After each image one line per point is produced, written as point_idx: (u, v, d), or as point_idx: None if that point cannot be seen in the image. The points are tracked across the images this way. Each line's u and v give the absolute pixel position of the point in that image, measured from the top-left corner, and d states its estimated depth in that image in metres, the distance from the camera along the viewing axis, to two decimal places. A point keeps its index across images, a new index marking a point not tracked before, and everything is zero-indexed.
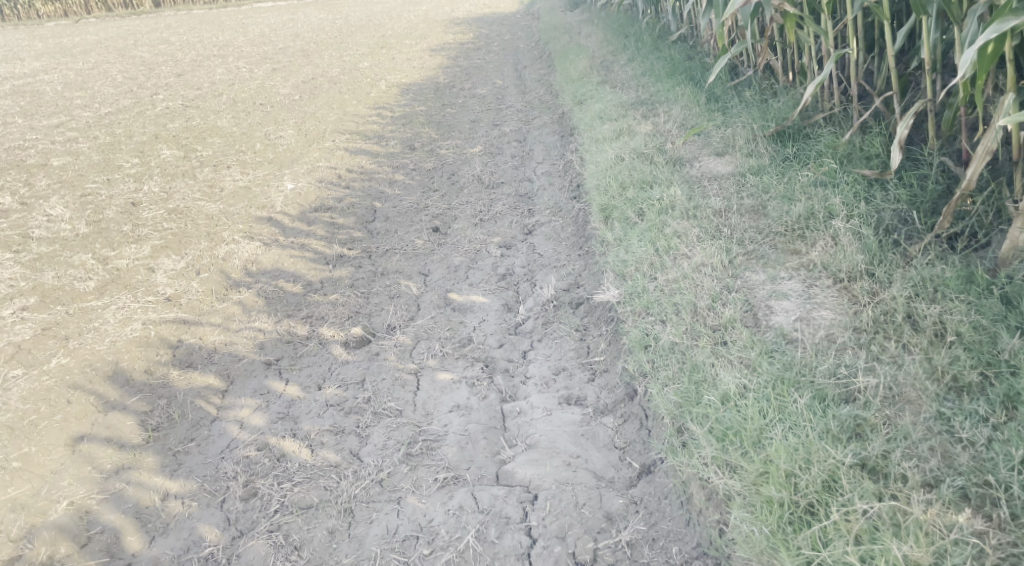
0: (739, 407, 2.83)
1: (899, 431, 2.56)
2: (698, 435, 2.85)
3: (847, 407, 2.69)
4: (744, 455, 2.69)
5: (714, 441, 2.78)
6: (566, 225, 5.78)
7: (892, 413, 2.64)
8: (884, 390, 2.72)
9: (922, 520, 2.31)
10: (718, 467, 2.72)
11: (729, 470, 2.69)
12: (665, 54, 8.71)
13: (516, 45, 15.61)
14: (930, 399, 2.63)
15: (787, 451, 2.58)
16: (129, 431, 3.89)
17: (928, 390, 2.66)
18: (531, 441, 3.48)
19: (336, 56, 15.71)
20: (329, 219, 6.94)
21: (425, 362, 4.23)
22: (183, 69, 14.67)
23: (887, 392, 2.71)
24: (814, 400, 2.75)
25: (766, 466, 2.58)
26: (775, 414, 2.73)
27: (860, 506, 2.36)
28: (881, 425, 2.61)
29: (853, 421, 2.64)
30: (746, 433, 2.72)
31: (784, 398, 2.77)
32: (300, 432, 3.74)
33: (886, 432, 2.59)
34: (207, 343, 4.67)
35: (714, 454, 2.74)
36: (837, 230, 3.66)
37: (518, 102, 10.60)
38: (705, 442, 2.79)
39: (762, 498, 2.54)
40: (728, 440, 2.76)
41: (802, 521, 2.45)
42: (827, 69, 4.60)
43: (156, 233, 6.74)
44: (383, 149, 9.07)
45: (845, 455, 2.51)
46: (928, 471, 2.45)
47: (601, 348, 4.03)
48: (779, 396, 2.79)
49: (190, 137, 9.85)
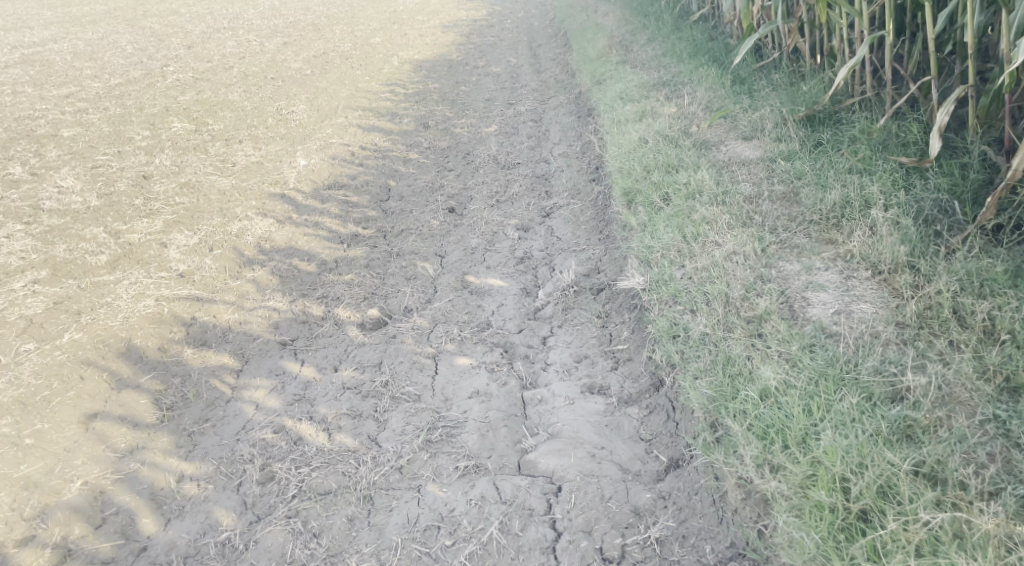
0: (780, 403, 2.72)
1: (952, 434, 2.46)
2: (736, 432, 2.75)
3: (895, 407, 2.59)
4: (785, 454, 2.59)
5: (754, 439, 2.67)
6: (585, 208, 5.66)
7: (943, 414, 2.53)
8: (934, 389, 2.60)
9: (988, 531, 2.22)
10: (759, 467, 2.61)
11: (773, 470, 2.59)
12: (685, 35, 8.54)
13: (530, 23, 15.38)
14: (984, 401, 2.53)
15: (837, 453, 2.48)
16: (142, 410, 3.81)
17: (982, 391, 2.56)
18: (554, 430, 3.39)
19: (348, 30, 15.50)
20: (343, 197, 6.84)
21: (443, 346, 4.13)
22: (193, 41, 14.49)
23: (938, 391, 2.59)
24: (860, 398, 2.64)
25: (814, 468, 2.48)
26: (820, 414, 2.63)
27: (921, 517, 2.26)
28: (933, 426, 2.51)
29: (902, 422, 2.53)
30: (790, 432, 2.62)
31: (829, 397, 2.66)
32: (318, 415, 3.66)
33: (938, 434, 2.49)
34: (221, 321, 4.60)
35: (754, 452, 2.63)
36: (875, 220, 3.54)
37: (533, 81, 10.43)
38: (743, 439, 2.69)
39: (811, 502, 2.44)
40: (770, 439, 2.65)
41: (856, 529, 2.35)
42: (862, 53, 4.48)
43: (167, 208, 6.65)
44: (396, 126, 8.94)
45: (898, 460, 2.41)
46: (989, 479, 2.35)
47: (624, 336, 3.92)
48: (822, 393, 2.68)
49: (201, 110, 9.73)
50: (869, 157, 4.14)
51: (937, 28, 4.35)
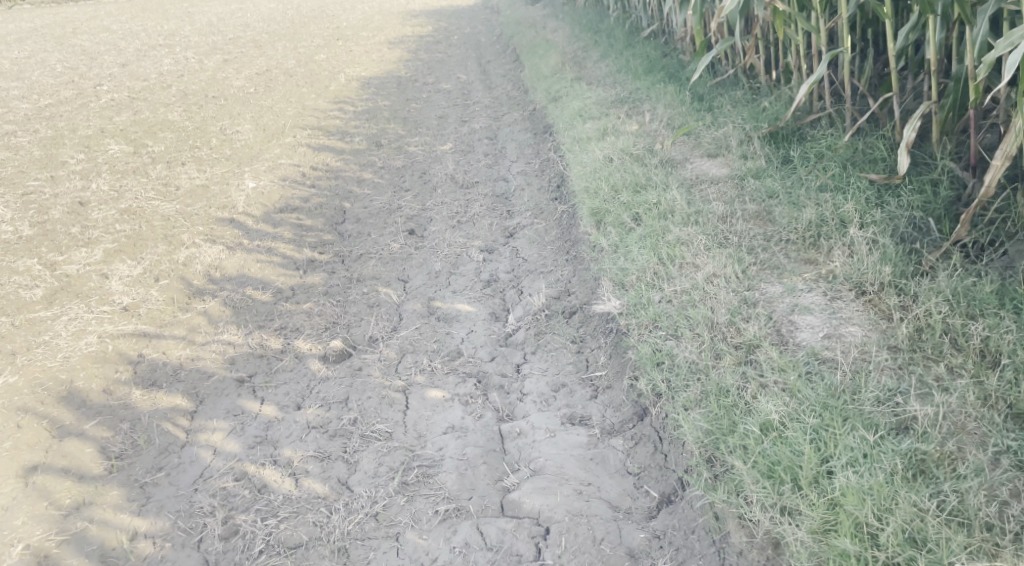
0: (784, 438, 2.59)
1: (968, 466, 2.35)
2: (739, 470, 2.60)
3: (903, 439, 2.48)
4: (794, 494, 2.45)
5: (760, 477, 2.53)
6: (550, 227, 5.55)
7: (955, 446, 2.43)
8: (942, 419, 2.50)
9: None
10: (770, 510, 2.46)
11: (786, 514, 2.43)
12: (639, 51, 8.53)
13: (478, 39, 15.29)
14: (995, 431, 2.44)
15: (857, 496, 2.33)
16: (88, 461, 3.54)
17: (990, 421, 2.47)
18: (536, 466, 3.24)
19: (290, 47, 15.21)
20: (296, 220, 6.60)
21: (413, 379, 3.96)
22: (127, 59, 14.03)
23: (945, 420, 2.49)
24: (867, 432, 2.52)
25: (834, 513, 2.33)
26: (829, 450, 2.50)
27: None
28: (947, 460, 2.39)
29: (914, 456, 2.42)
30: (801, 472, 2.47)
31: (837, 431, 2.54)
32: (282, 458, 3.44)
33: (953, 468, 2.37)
34: (172, 359, 4.35)
35: (761, 493, 2.49)
36: (853, 239, 3.50)
37: (485, 97, 10.32)
38: (750, 479, 2.53)
39: (834, 551, 2.28)
40: (778, 478, 2.50)
41: None
42: (823, 68, 4.47)
43: (107, 235, 6.34)
44: (347, 146, 8.72)
45: (920, 499, 2.28)
46: (1015, 518, 2.24)
47: (602, 361, 3.80)
48: (829, 428, 2.56)
49: (140, 131, 9.37)
50: (839, 174, 4.11)
51: (899, 43, 4.34)
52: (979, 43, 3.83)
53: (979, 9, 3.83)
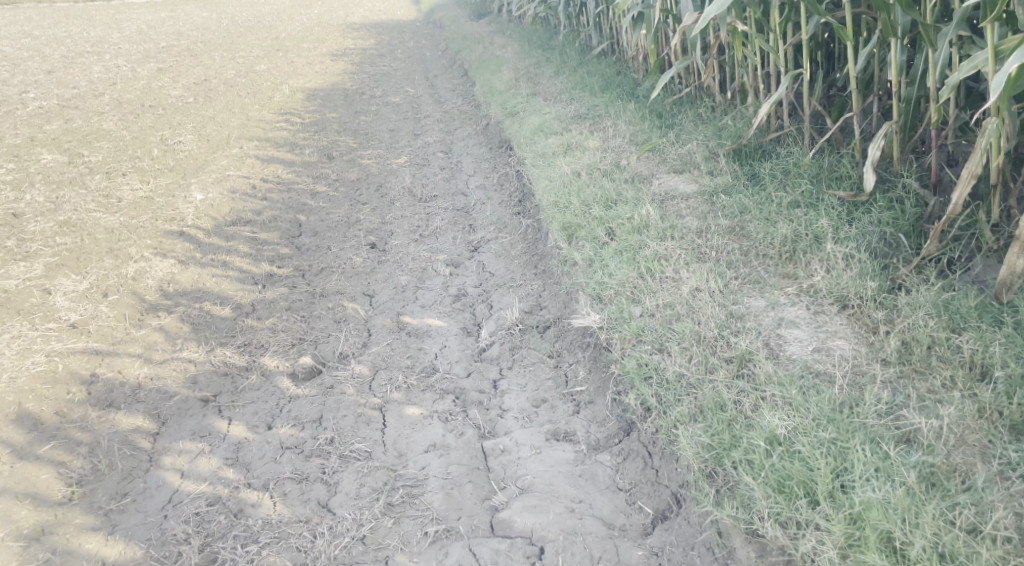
0: (790, 453, 2.59)
1: (979, 477, 2.38)
2: (747, 485, 2.58)
3: (910, 452, 2.49)
4: (809, 509, 2.42)
5: (770, 492, 2.51)
6: (515, 242, 5.52)
7: (959, 459, 2.45)
8: (945, 433, 2.53)
9: None
10: (782, 525, 2.43)
11: (799, 529, 2.40)
12: (593, 69, 8.62)
13: (422, 53, 15.24)
14: (996, 444, 2.47)
15: (878, 511, 2.32)
16: (46, 487, 3.33)
17: (990, 434, 2.51)
18: (525, 484, 3.20)
19: (229, 57, 14.87)
20: (250, 233, 6.42)
21: (389, 396, 3.87)
22: (55, 66, 13.52)
23: (949, 433, 2.53)
24: (873, 445, 2.54)
25: (855, 528, 2.31)
26: (838, 464, 2.50)
27: None
28: (954, 472, 2.42)
29: (923, 469, 2.43)
30: (813, 487, 2.45)
31: (844, 446, 2.54)
32: (258, 480, 3.31)
33: (964, 480, 2.39)
34: (130, 379, 4.17)
35: (773, 508, 2.46)
36: (829, 255, 3.57)
37: (436, 111, 10.27)
38: (759, 493, 2.51)
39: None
40: (788, 493, 2.49)
41: None
42: (787, 87, 4.56)
43: (47, 249, 6.05)
44: (298, 157, 8.55)
45: (939, 513, 2.27)
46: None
47: (581, 376, 3.78)
48: (836, 442, 2.56)
49: (74, 140, 9.01)
50: (809, 192, 4.19)
51: (858, 64, 4.43)
52: (941, 65, 3.92)
53: (940, 33, 3.92)
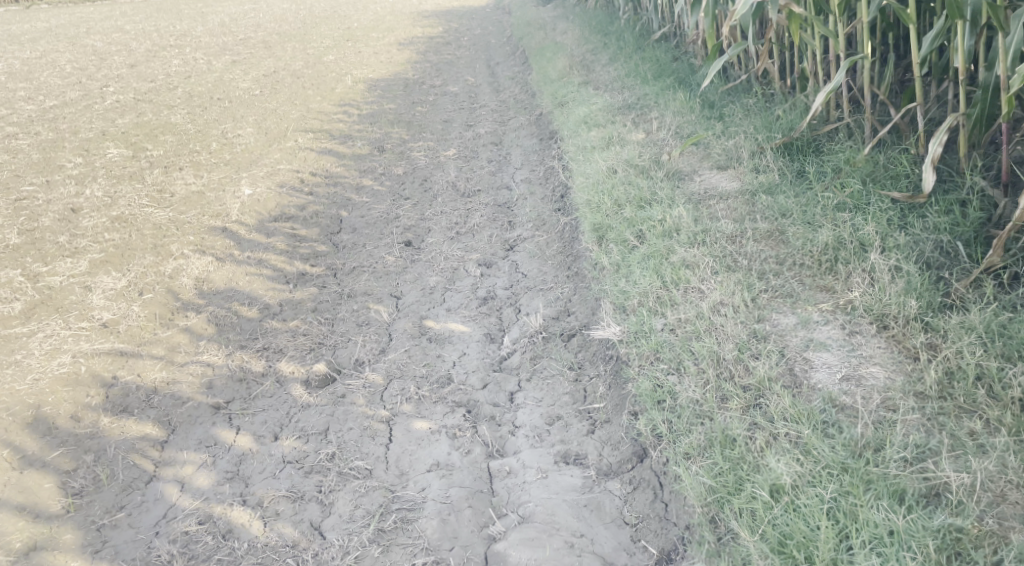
0: (795, 505, 2.44)
1: (1011, 552, 2.18)
2: (746, 540, 2.44)
3: (936, 512, 2.32)
4: None
5: (769, 551, 2.37)
6: (552, 240, 5.19)
7: (994, 522, 2.27)
8: (978, 490, 2.36)
9: None
10: None
11: None
12: (648, 55, 8.23)
13: (488, 40, 14.97)
14: None
15: None
16: (46, 497, 3.34)
17: None
18: (525, 512, 3.01)
19: (300, 48, 14.93)
20: (290, 229, 6.11)
21: (399, 408, 3.70)
22: (137, 60, 13.85)
23: (983, 490, 2.35)
24: (892, 502, 2.37)
25: None
26: (849, 523, 2.35)
27: None
28: (984, 538, 2.24)
29: (948, 535, 2.25)
30: (818, 551, 2.30)
31: (858, 503, 2.38)
32: (251, 498, 3.24)
33: (994, 549, 2.21)
34: (147, 382, 4.06)
35: None
36: (873, 265, 3.27)
37: (492, 101, 10.03)
38: (758, 551, 2.38)
39: None
40: (790, 554, 2.35)
41: None
42: (841, 75, 4.14)
43: (95, 244, 5.84)
44: (349, 150, 8.34)
45: None
46: None
47: (600, 392, 3.50)
48: (850, 498, 2.40)
49: (141, 134, 9.10)
50: (859, 192, 3.82)
51: (923, 50, 3.97)
52: (1012, 51, 3.45)
53: (1015, 14, 3.46)
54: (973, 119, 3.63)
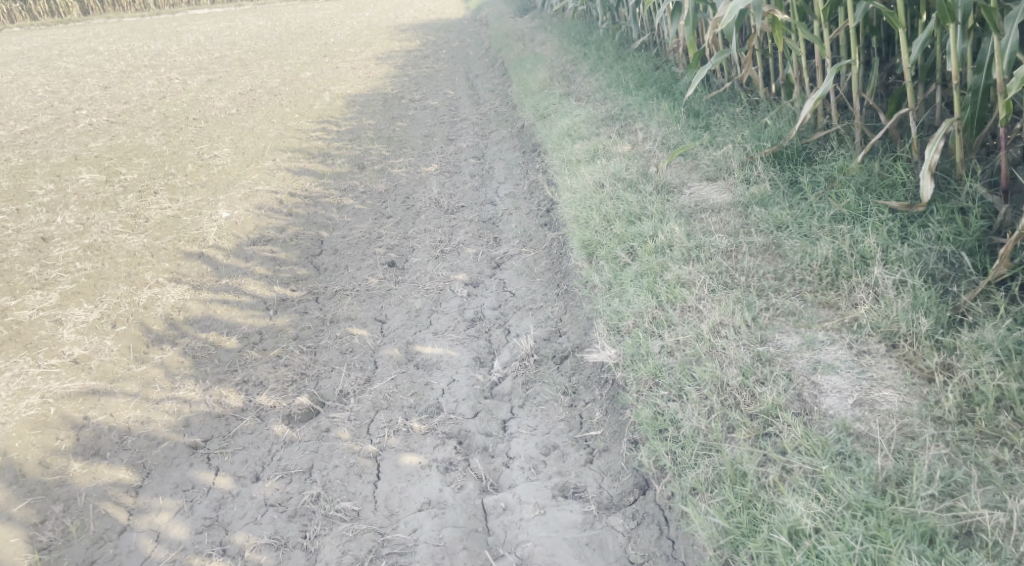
0: (816, 549, 2.33)
1: None
2: None
3: (972, 555, 2.22)
4: None
5: None
6: (539, 257, 5.02)
7: None
8: (1012, 529, 2.25)
9: None
10: None
11: None
12: (629, 64, 8.11)
13: (466, 52, 14.84)
14: None
15: None
16: (11, 553, 3.16)
17: None
18: (524, 554, 2.86)
19: (277, 65, 14.73)
20: (270, 252, 5.89)
21: (386, 442, 3.52)
22: (110, 81, 13.58)
23: (1019, 529, 2.25)
24: (921, 545, 2.26)
25: None
26: None
27: None
28: None
29: None
30: None
31: (886, 548, 2.27)
32: (232, 548, 3.10)
33: None
34: (119, 422, 3.86)
35: None
36: (877, 280, 3.15)
37: (472, 114, 9.89)
38: None
39: None
40: None
41: None
42: (829, 82, 3.99)
43: (66, 275, 5.60)
44: (328, 168, 8.13)
45: None
46: None
47: (597, 418, 3.35)
48: (876, 541, 2.29)
49: (114, 157, 8.85)
50: (855, 202, 3.70)
51: (912, 54, 3.83)
52: (1007, 53, 3.32)
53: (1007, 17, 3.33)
54: (964, 122, 3.50)
